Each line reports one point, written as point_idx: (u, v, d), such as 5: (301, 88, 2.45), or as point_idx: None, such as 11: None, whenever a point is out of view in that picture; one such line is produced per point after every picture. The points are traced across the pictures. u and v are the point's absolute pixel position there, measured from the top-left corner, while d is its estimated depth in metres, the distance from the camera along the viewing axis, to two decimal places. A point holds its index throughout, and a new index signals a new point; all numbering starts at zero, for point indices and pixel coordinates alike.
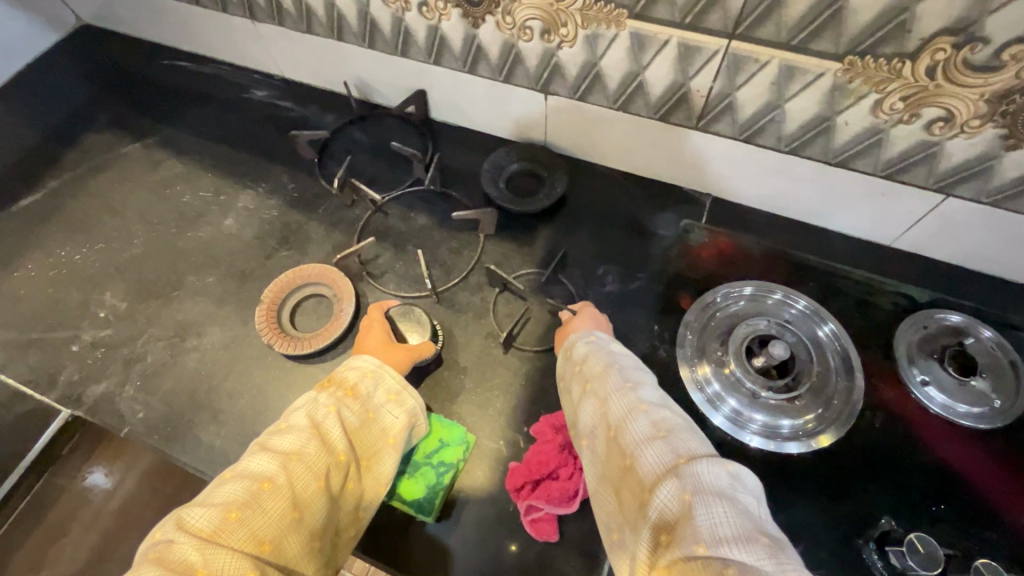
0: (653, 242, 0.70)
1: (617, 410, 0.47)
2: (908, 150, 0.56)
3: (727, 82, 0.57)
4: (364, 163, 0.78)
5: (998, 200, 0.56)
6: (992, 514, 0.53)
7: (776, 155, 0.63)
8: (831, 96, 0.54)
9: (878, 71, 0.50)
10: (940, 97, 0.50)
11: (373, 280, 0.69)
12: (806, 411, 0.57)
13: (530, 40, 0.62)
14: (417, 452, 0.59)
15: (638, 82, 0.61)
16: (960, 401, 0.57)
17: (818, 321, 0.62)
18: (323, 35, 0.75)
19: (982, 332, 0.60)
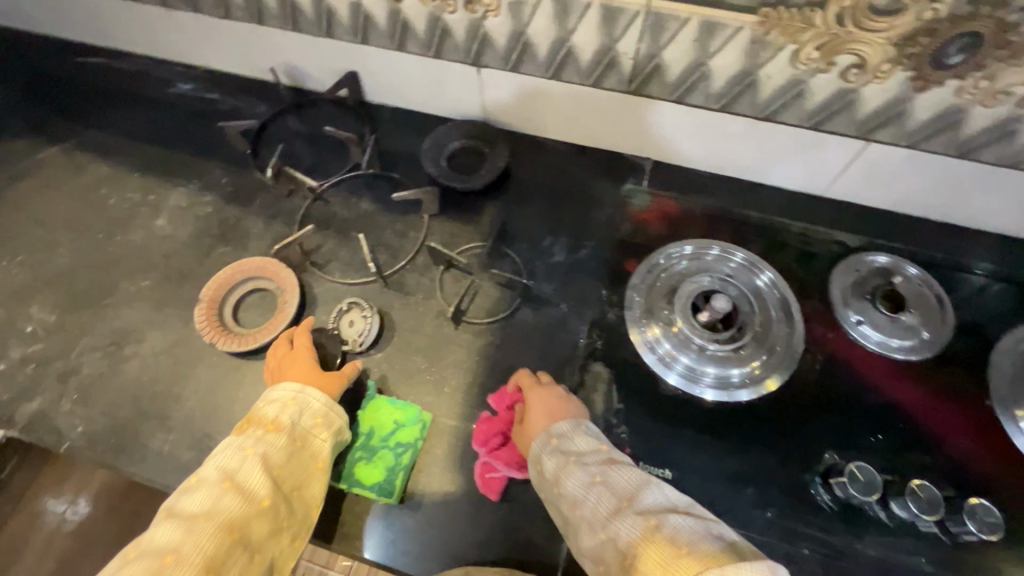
0: (599, 210, 0.72)
1: (625, 531, 0.44)
2: (829, 99, 0.58)
3: (652, 43, 0.58)
4: (299, 153, 0.76)
5: (914, 142, 0.60)
6: (926, 440, 0.55)
7: (708, 113, 0.64)
8: (752, 50, 0.56)
9: (792, 20, 0.52)
10: (853, 43, 0.52)
11: (317, 270, 0.68)
12: (752, 360, 0.59)
13: (455, 11, 0.62)
14: (372, 437, 0.59)
15: (566, 50, 0.62)
16: (894, 336, 0.60)
17: (756, 270, 0.64)
18: (242, 20, 0.72)
19: (908, 271, 0.63)
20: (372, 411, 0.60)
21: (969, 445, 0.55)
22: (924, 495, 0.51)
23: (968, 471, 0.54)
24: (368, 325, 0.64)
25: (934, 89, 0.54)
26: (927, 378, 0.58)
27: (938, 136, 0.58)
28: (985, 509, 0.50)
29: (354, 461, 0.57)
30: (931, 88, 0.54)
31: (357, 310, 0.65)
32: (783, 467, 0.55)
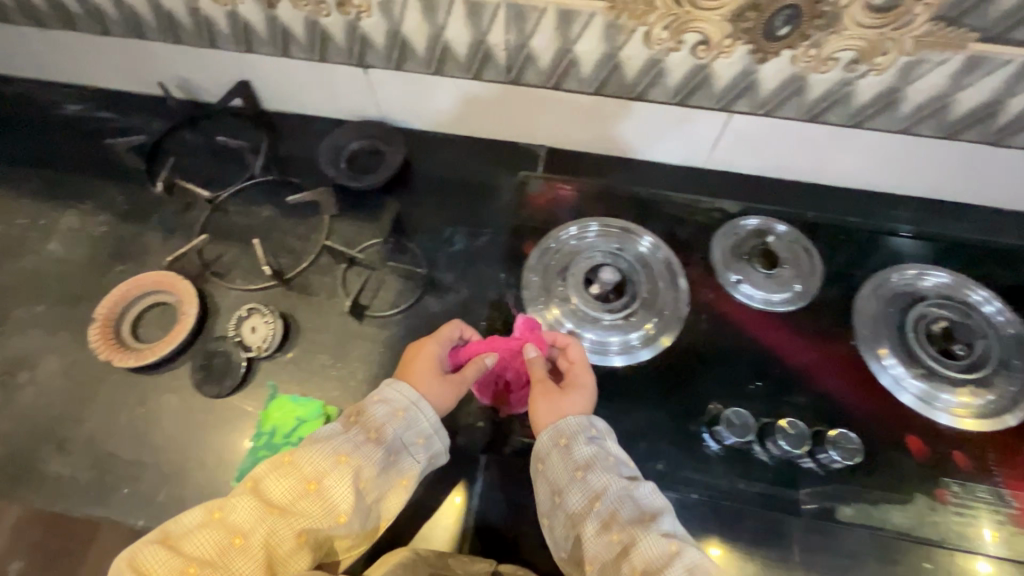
0: (496, 201, 1.05)
1: (651, 546, 0.60)
2: (829, 92, 0.87)
3: (608, 46, 0.87)
4: (194, 162, 1.09)
5: (727, 101, 0.93)
6: (801, 383, 0.85)
7: (616, 102, 0.96)
8: (749, 65, 0.85)
9: (806, 50, 0.81)
10: (851, 39, 0.78)
11: (221, 282, 0.98)
12: (744, 292, 0.91)
13: (411, 23, 0.90)
14: (277, 434, 0.84)
15: (571, 59, 0.90)
16: (774, 293, 0.91)
17: (635, 236, 0.95)
18: (258, 56, 1.00)
19: (779, 229, 0.95)
20: (275, 409, 0.86)
21: (818, 370, 0.86)
22: (792, 431, 0.78)
23: (824, 401, 0.83)
24: (271, 329, 0.92)
25: (875, 78, 0.83)
26: (728, 307, 0.91)
27: (788, 103, 0.91)
28: (737, 415, 0.80)
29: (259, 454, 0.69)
30: (864, 83, 0.84)
31: (258, 317, 0.93)
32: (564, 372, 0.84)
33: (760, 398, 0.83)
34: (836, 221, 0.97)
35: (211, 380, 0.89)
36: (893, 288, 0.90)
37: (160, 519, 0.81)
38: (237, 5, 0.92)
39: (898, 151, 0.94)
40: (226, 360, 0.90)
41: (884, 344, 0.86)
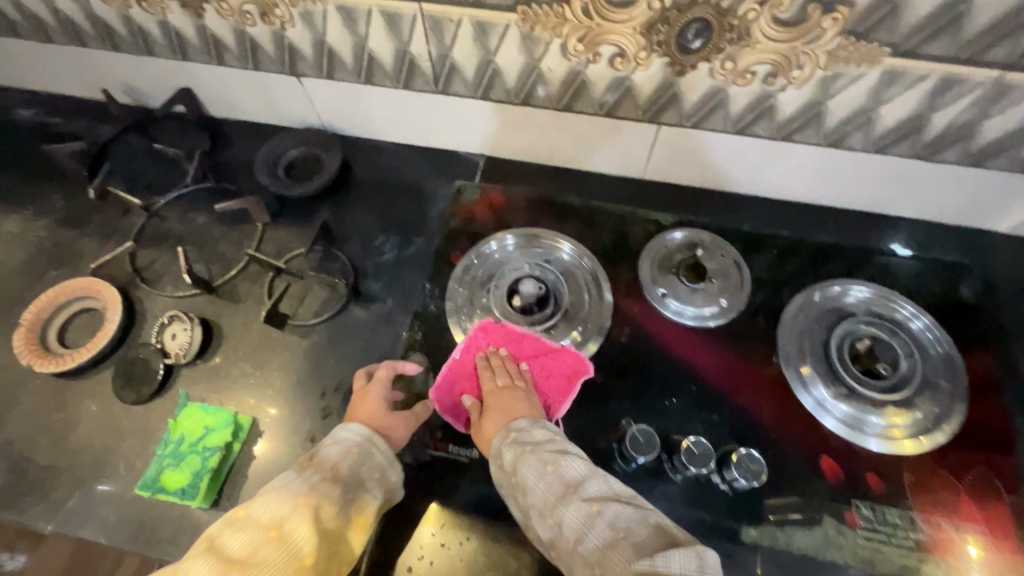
0: (432, 206, 0.80)
1: (573, 519, 0.48)
2: (902, 122, 0.62)
3: (666, 74, 0.62)
4: (140, 170, 0.83)
5: (787, 134, 0.67)
6: (759, 434, 0.62)
7: (644, 126, 0.70)
8: (877, 88, 0.58)
9: (858, 50, 0.54)
10: (881, 57, 0.55)
11: (147, 286, 0.72)
12: (817, 394, 0.64)
13: (377, 38, 0.66)
14: (183, 443, 0.61)
15: (625, 87, 0.65)
16: (869, 413, 0.63)
17: (697, 245, 0.73)
18: (136, 52, 0.77)
19: (898, 314, 0.68)
20: (184, 418, 0.62)
21: (774, 419, 0.63)
22: (747, 463, 0.57)
23: (748, 427, 0.62)
24: (189, 336, 0.67)
25: (947, 107, 0.59)
26: (748, 357, 0.67)
27: (855, 133, 0.64)
28: (750, 457, 0.58)
29: (161, 468, 0.59)
30: (895, 98, 0.59)
31: (179, 322, 0.68)
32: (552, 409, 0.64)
33: (821, 482, 0.60)
34: (908, 252, 0.73)
35: (129, 387, 0.65)
36: (922, 335, 0.67)
37: (58, 525, 0.59)
38: (167, 14, 0.70)
39: (984, 188, 0.69)
40: (145, 366, 0.66)
41: (922, 411, 0.62)
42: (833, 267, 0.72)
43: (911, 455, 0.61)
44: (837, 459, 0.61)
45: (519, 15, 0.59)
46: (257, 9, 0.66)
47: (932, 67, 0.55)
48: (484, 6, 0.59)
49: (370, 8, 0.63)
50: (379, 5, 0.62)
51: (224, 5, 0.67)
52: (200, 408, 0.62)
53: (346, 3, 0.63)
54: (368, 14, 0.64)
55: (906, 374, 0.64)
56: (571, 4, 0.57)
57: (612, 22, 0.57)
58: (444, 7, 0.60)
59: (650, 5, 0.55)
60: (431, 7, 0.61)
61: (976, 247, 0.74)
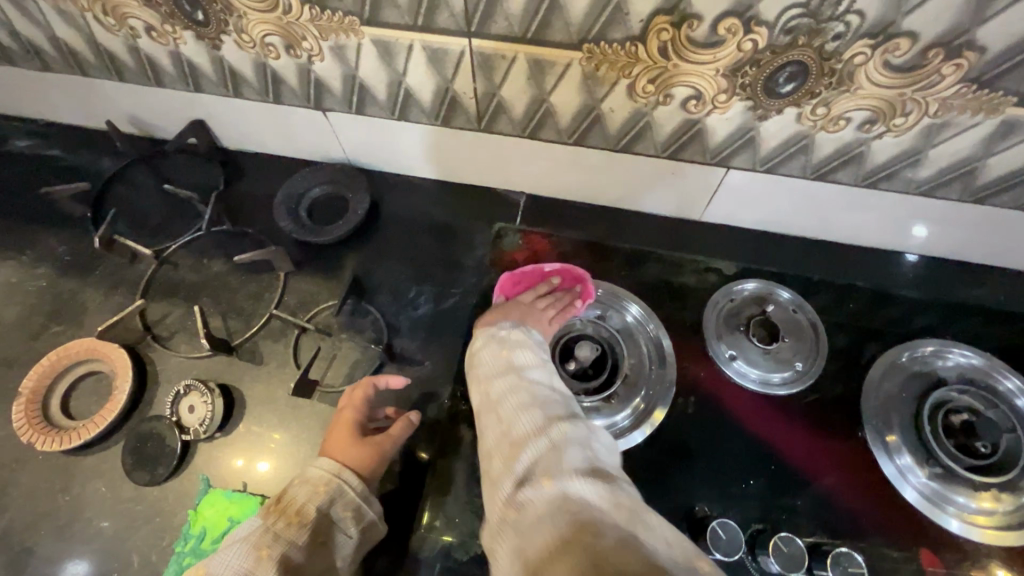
0: (470, 251, 0.73)
1: (499, 388, 0.50)
2: (1010, 173, 0.55)
3: (745, 119, 0.55)
4: (148, 210, 0.76)
5: (874, 181, 0.60)
6: (847, 521, 0.56)
7: (711, 169, 0.63)
8: (990, 138, 0.51)
9: (978, 99, 0.48)
10: (1003, 106, 0.48)
11: (161, 346, 0.65)
12: (900, 461, 0.58)
13: (417, 74, 0.59)
14: (204, 538, 0.54)
15: (696, 130, 0.58)
16: (956, 492, 0.56)
17: (768, 299, 0.66)
18: (144, 83, 0.70)
19: (1001, 385, 0.61)
20: (205, 507, 0.56)
21: (863, 503, 0.57)
22: (844, 563, 0.51)
23: (835, 513, 0.56)
24: (208, 410, 0.60)
25: None
26: (829, 430, 0.60)
27: (953, 183, 0.58)
28: (850, 557, 0.51)
29: (181, 568, 0.53)
30: (1008, 149, 0.52)
31: (196, 393, 0.61)
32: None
33: None
34: (998, 308, 0.67)
35: (141, 466, 0.59)
36: None
37: None
38: (179, 45, 0.63)
39: None
40: (159, 444, 0.59)
41: None
42: (916, 324, 0.66)
43: (1006, 547, 0.54)
44: (935, 550, 0.55)
45: (583, 53, 0.52)
46: (281, 41, 0.59)
47: None
48: (544, 43, 0.52)
49: (411, 43, 0.55)
50: (422, 39, 0.55)
51: (245, 36, 0.59)
52: (225, 496, 0.56)
53: (384, 37, 0.56)
54: (408, 49, 0.56)
55: (1007, 454, 0.57)
56: (646, 43, 0.49)
57: (692, 63, 0.50)
58: (498, 44, 0.53)
59: (741, 46, 0.48)
60: (482, 43, 0.54)
61: None
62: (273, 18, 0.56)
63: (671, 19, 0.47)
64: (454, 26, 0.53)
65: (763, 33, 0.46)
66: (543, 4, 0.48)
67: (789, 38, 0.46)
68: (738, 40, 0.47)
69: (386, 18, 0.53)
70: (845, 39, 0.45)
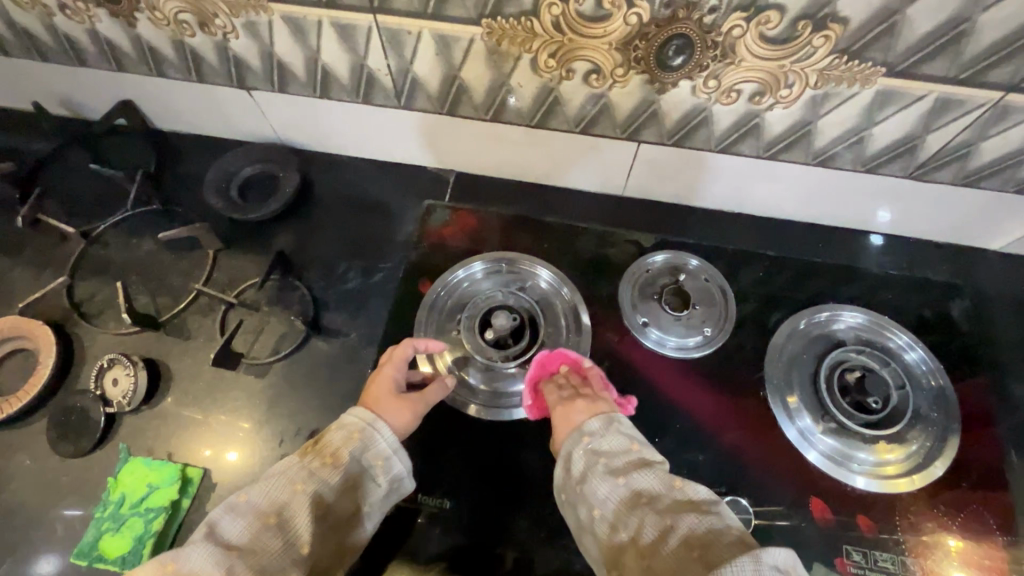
0: (399, 228, 0.74)
1: (644, 526, 0.43)
2: (894, 143, 0.58)
3: (646, 93, 0.57)
4: (78, 191, 0.76)
5: (774, 153, 0.62)
6: (746, 473, 0.59)
7: (623, 145, 0.65)
8: (869, 109, 0.54)
9: (849, 70, 0.50)
10: (874, 78, 0.51)
11: (88, 323, 0.66)
12: (802, 424, 0.61)
13: (331, 52, 0.60)
14: (123, 504, 0.55)
15: (602, 104, 0.60)
16: (856, 449, 0.60)
17: (680, 269, 0.69)
18: (67, 63, 0.70)
19: (893, 344, 0.65)
20: (125, 475, 0.57)
21: (763, 456, 0.60)
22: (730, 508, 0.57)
23: (735, 466, 0.59)
24: (131, 381, 0.62)
25: (941, 129, 0.55)
26: (735, 392, 0.63)
27: (845, 152, 0.60)
28: (734, 503, 0.57)
29: (100, 533, 0.55)
30: (886, 120, 0.55)
31: (120, 365, 0.63)
32: (528, 454, 0.60)
33: (810, 526, 0.57)
34: (899, 274, 0.70)
35: (66, 439, 0.60)
36: (915, 367, 0.64)
37: None
38: (94, 22, 0.63)
39: (976, 209, 0.66)
40: (84, 417, 0.60)
41: (915, 445, 0.60)
42: (821, 290, 0.69)
43: (903, 494, 0.58)
44: (827, 500, 0.58)
45: (484, 29, 0.54)
46: (194, 18, 0.60)
47: (929, 88, 0.51)
48: (446, 19, 0.54)
49: (320, 20, 0.57)
50: (330, 16, 0.56)
51: (158, 13, 0.60)
52: (143, 464, 0.57)
53: (293, 13, 0.57)
54: (318, 26, 0.58)
55: (897, 408, 0.61)
56: (540, 17, 0.51)
57: (586, 37, 0.52)
58: (402, 20, 0.55)
59: (627, 20, 0.50)
60: (388, 20, 0.55)
61: (967, 266, 0.72)
62: None
63: None
64: (358, 2, 0.54)
65: (645, 6, 0.49)
66: None
67: (670, 11, 0.49)
68: (623, 13, 0.49)
69: None
70: (720, 12, 0.48)
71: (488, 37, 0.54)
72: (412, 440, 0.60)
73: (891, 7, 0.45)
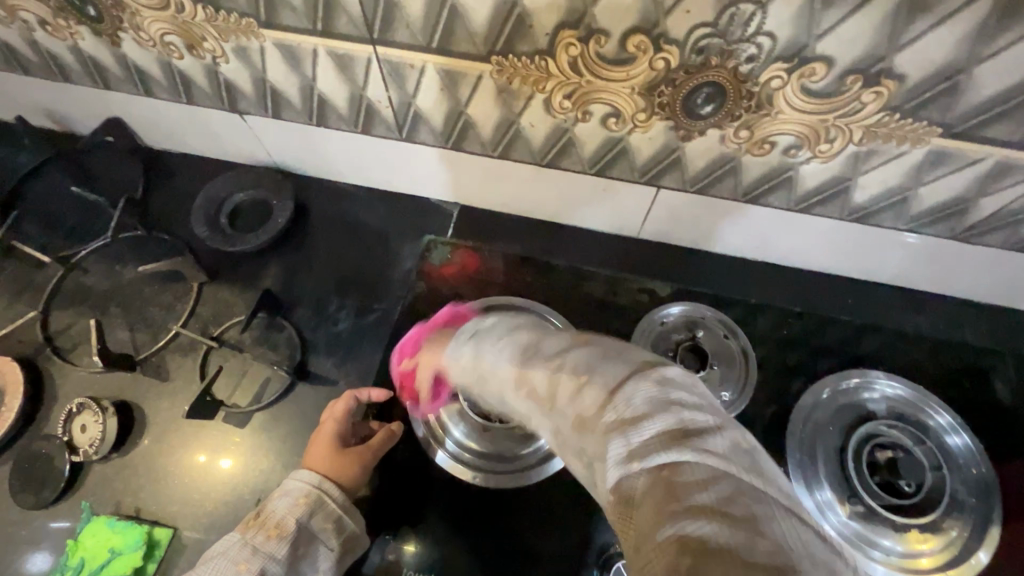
0: (397, 264, 0.70)
1: (538, 379, 0.36)
2: (942, 204, 0.52)
3: (669, 139, 0.52)
4: (61, 211, 0.72)
5: (806, 206, 0.57)
6: None
7: (641, 188, 0.60)
8: (918, 169, 0.49)
9: (900, 128, 0.45)
10: (928, 137, 0.45)
11: (61, 359, 0.62)
12: (821, 497, 0.56)
13: (328, 80, 0.56)
14: (81, 570, 0.51)
15: (620, 148, 0.55)
16: (882, 535, 0.54)
17: (696, 323, 0.64)
18: (50, 77, 0.66)
19: (930, 420, 0.59)
20: (86, 536, 0.53)
21: None
22: None
23: None
24: (101, 429, 0.58)
25: (998, 193, 0.50)
26: None
27: (887, 211, 0.55)
28: None
29: None
30: (936, 181, 0.50)
31: (89, 412, 0.58)
32: (525, 526, 0.55)
33: None
34: (935, 337, 0.65)
35: (28, 489, 0.56)
36: (954, 447, 0.58)
37: None
38: (77, 40, 0.59)
39: None
40: (48, 465, 0.56)
41: (950, 536, 0.54)
42: (850, 352, 0.64)
43: None
44: None
45: (493, 66, 0.49)
46: (181, 41, 0.55)
47: (990, 151, 0.46)
48: (452, 53, 0.49)
49: (314, 47, 0.52)
50: (327, 45, 0.51)
51: (143, 34, 0.55)
52: (108, 525, 0.53)
53: (286, 40, 0.52)
54: (313, 53, 0.53)
55: (932, 493, 0.55)
56: (556, 57, 0.46)
57: (605, 80, 0.47)
58: (404, 52, 0.50)
59: (653, 64, 0.45)
60: (388, 51, 0.50)
61: (1011, 330, 0.66)
62: (168, 17, 0.53)
63: (578, 33, 0.44)
64: (355, 31, 0.49)
65: (675, 51, 0.43)
66: (443, 12, 0.45)
67: (702, 58, 0.43)
68: (649, 58, 0.44)
69: (285, 21, 0.50)
70: (758, 61, 0.42)
71: (498, 74, 0.49)
72: (397, 505, 0.56)
73: (957, 65, 0.40)
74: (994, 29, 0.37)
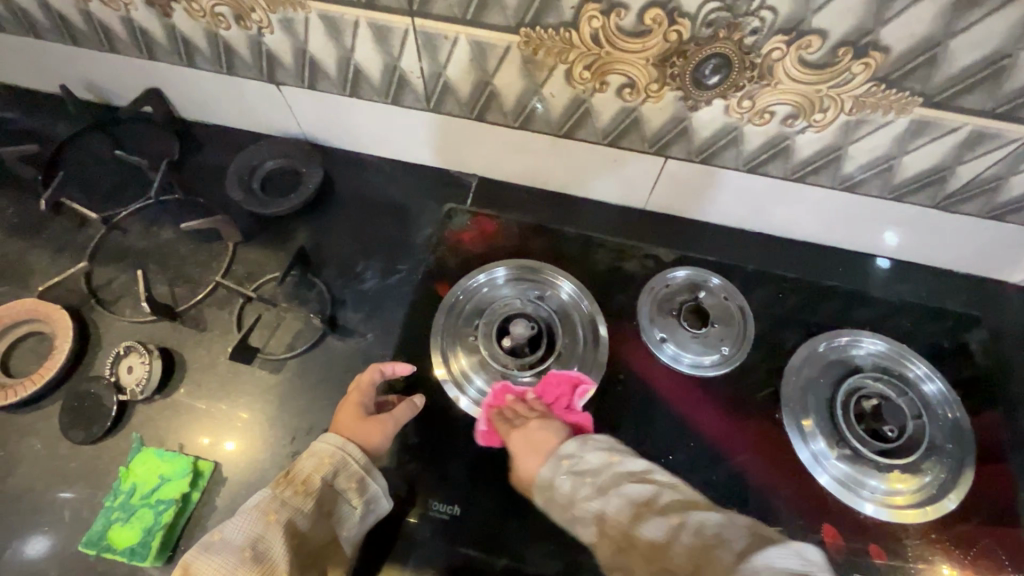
0: (419, 229, 0.74)
1: (651, 535, 0.44)
2: (923, 172, 0.58)
3: (679, 109, 0.57)
4: (100, 175, 0.76)
5: (801, 176, 0.62)
6: (756, 493, 0.59)
7: (650, 159, 0.65)
8: (902, 138, 0.54)
9: (885, 99, 0.51)
10: (910, 107, 0.51)
11: (104, 309, 0.66)
12: (814, 446, 0.61)
13: (365, 52, 0.61)
14: (134, 494, 0.56)
15: (633, 118, 0.60)
16: (868, 476, 0.59)
17: (699, 286, 0.69)
18: (97, 47, 0.70)
19: (910, 374, 0.65)
20: (137, 465, 0.57)
21: (775, 476, 0.60)
22: None
23: (745, 485, 0.59)
24: (147, 371, 0.61)
25: (973, 160, 0.55)
26: (749, 412, 0.63)
27: (874, 179, 0.60)
28: None
29: (109, 522, 0.55)
30: (918, 150, 0.55)
31: (135, 354, 0.63)
32: None
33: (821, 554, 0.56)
34: (917, 302, 0.70)
35: (78, 426, 0.60)
36: (932, 398, 0.64)
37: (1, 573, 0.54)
38: (130, 10, 0.63)
39: (1000, 242, 0.66)
40: (96, 404, 0.60)
41: (929, 476, 0.59)
42: (840, 315, 0.69)
43: (913, 525, 0.57)
44: (838, 526, 0.58)
45: (520, 39, 0.54)
46: (231, 11, 0.60)
47: (964, 120, 0.51)
48: (484, 26, 0.54)
49: (355, 19, 0.57)
50: (368, 16, 0.56)
51: (195, 4, 0.60)
52: (157, 454, 0.58)
53: (331, 11, 0.57)
54: (355, 25, 0.58)
55: (913, 438, 0.61)
56: (580, 29, 0.51)
57: (624, 52, 0.52)
58: (439, 24, 0.55)
59: (667, 37, 0.50)
60: (425, 23, 0.55)
61: (986, 298, 0.72)
62: None
63: (600, 6, 0.49)
64: (396, 4, 0.54)
65: (686, 24, 0.49)
66: None
67: (711, 31, 0.49)
68: (664, 31, 0.49)
69: None
70: (761, 34, 0.48)
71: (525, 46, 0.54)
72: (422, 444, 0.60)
73: (935, 38, 0.45)
74: (965, 6, 0.43)
